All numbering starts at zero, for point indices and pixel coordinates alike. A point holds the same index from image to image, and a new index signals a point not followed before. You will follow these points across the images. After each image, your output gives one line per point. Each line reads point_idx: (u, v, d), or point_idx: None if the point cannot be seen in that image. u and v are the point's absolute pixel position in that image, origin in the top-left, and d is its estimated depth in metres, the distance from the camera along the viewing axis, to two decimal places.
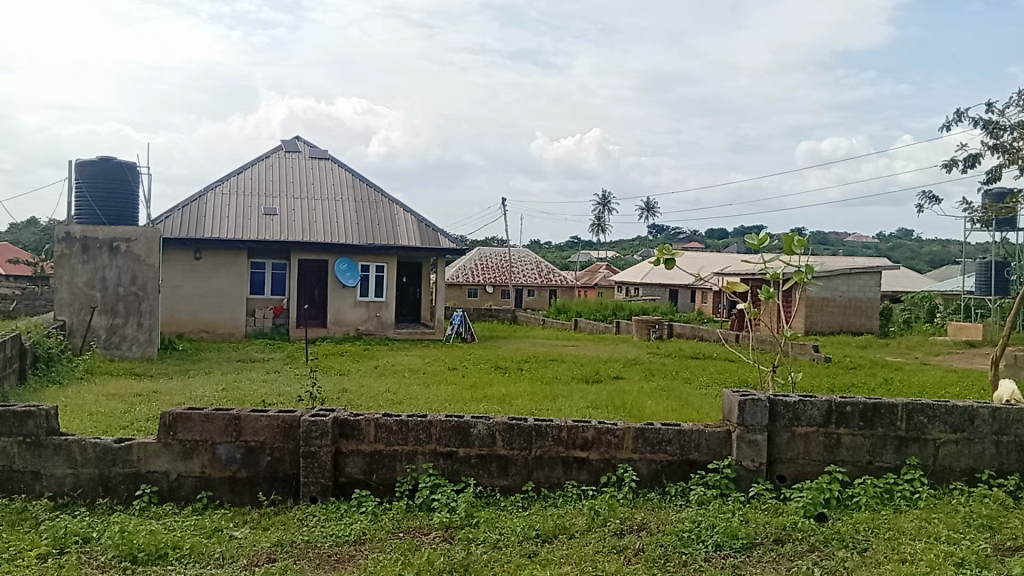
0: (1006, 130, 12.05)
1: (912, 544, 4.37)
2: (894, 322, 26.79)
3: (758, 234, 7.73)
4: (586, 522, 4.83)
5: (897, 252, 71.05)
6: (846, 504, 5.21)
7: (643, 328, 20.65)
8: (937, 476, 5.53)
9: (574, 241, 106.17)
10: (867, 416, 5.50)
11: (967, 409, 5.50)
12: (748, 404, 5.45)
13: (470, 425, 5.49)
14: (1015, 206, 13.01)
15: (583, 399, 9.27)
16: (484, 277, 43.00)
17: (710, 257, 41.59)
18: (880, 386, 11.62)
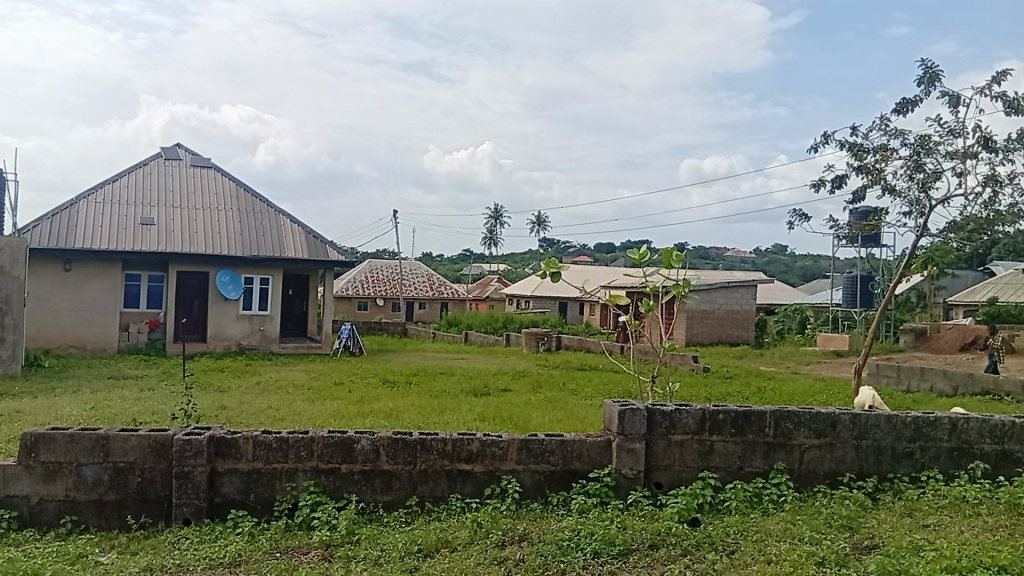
0: (869, 151, 12.77)
1: (778, 545, 4.58)
2: (769, 333, 28.11)
3: (639, 249, 8.00)
4: (468, 535, 4.84)
5: (773, 266, 74.95)
6: (718, 508, 5.42)
7: (532, 340, 20.86)
8: (802, 480, 5.83)
9: (466, 254, 106.33)
10: (738, 423, 5.75)
11: (830, 416, 5.84)
12: (627, 413, 5.61)
13: (352, 440, 5.42)
14: (877, 224, 13.83)
15: (470, 412, 9.26)
16: (374, 290, 42.54)
17: (598, 270, 42.54)
18: (753, 394, 12.14)
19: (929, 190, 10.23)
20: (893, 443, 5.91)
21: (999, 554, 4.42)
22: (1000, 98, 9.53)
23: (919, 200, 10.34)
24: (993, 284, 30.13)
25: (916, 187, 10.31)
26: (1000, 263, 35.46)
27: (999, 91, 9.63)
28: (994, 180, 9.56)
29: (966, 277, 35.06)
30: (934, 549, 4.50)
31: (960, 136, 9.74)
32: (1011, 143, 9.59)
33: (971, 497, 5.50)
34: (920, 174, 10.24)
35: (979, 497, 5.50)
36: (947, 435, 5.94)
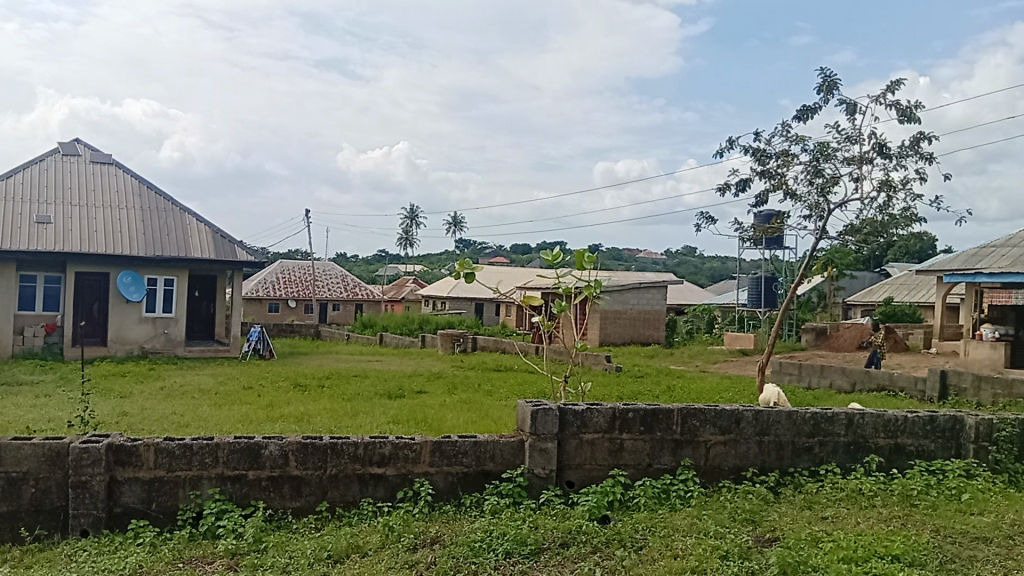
0: (771, 157, 13.24)
1: (684, 540, 4.70)
2: (679, 332, 28.85)
3: (552, 251, 8.09)
4: (379, 539, 4.79)
5: (684, 267, 76.91)
6: (627, 505, 5.52)
7: (447, 341, 20.82)
8: (708, 475, 6.00)
9: (382, 254, 105.29)
10: (647, 421, 5.88)
11: (734, 413, 6.03)
12: (540, 413, 5.66)
13: (260, 446, 5.29)
14: (779, 227, 14.36)
15: (384, 415, 9.16)
16: (286, 291, 41.66)
17: (514, 271, 42.78)
18: (663, 393, 12.43)
19: (828, 195, 10.68)
20: (794, 438, 6.14)
21: (891, 544, 4.65)
22: (894, 107, 10.02)
23: (818, 203, 10.78)
24: (888, 284, 31.68)
25: (816, 191, 10.74)
26: (894, 264, 37.31)
27: (893, 100, 10.12)
28: (887, 185, 10.06)
29: (864, 278, 36.78)
30: (832, 540, 4.70)
31: (857, 142, 10.20)
32: (903, 150, 10.10)
33: (866, 489, 5.76)
34: (819, 179, 10.68)
35: (874, 489, 5.77)
36: (844, 429, 6.21)
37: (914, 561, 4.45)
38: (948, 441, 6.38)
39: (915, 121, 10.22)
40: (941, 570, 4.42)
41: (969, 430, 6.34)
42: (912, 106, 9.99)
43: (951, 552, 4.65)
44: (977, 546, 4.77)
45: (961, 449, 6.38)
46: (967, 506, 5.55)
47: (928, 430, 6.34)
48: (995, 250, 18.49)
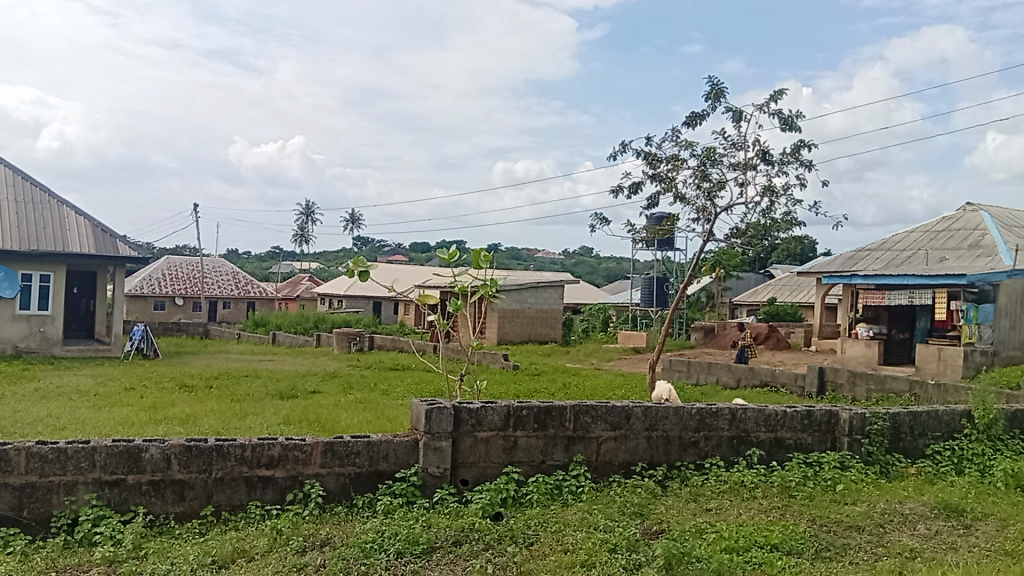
0: (661, 160, 13.62)
1: (574, 535, 4.78)
2: (575, 331, 29.33)
3: (449, 250, 8.08)
4: (267, 543, 4.67)
5: (581, 267, 78.25)
6: (520, 502, 5.57)
7: (343, 340, 20.50)
8: (599, 470, 6.12)
9: (276, 251, 102.59)
10: (540, 419, 5.96)
11: (624, 409, 6.18)
12: (434, 412, 5.64)
13: (141, 449, 5.08)
14: (669, 229, 14.80)
15: (275, 416, 8.93)
16: (173, 289, 40.03)
17: (412, 269, 42.49)
18: (559, 390, 12.62)
19: (714, 198, 11.08)
20: (681, 433, 6.34)
21: (770, 533, 4.87)
22: (776, 115, 10.48)
23: (705, 207, 11.17)
24: (772, 285, 33.13)
25: (703, 195, 11.12)
26: (778, 266, 39.10)
27: (776, 109, 10.58)
28: (770, 191, 10.52)
29: (750, 279, 38.37)
30: (715, 531, 4.89)
31: (742, 148, 10.63)
32: (785, 157, 10.58)
33: (748, 481, 6.01)
34: (706, 183, 11.07)
35: (756, 482, 6.02)
36: (728, 424, 6.46)
37: (791, 550, 4.68)
38: (824, 435, 6.73)
39: (796, 129, 10.71)
40: (816, 557, 4.65)
41: (843, 424, 6.70)
42: (793, 115, 10.47)
43: (825, 540, 4.91)
44: (848, 534, 5.06)
45: (835, 442, 6.74)
46: (841, 496, 5.87)
47: (806, 424, 6.67)
48: (868, 255, 19.63)
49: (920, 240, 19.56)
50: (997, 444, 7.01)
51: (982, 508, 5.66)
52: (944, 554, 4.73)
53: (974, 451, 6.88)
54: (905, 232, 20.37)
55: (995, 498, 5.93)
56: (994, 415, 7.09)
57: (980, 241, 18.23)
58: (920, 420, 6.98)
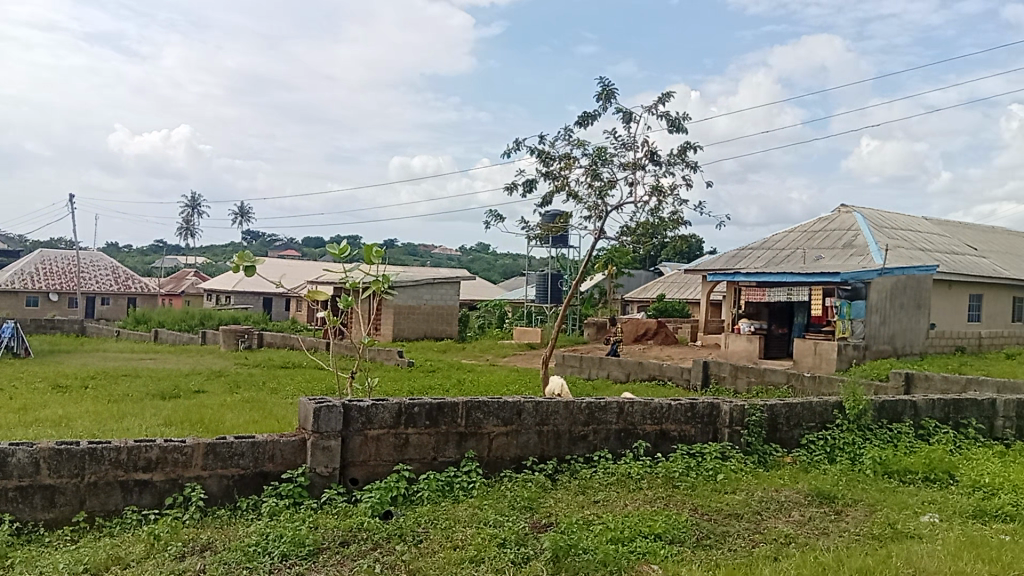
0: (554, 159, 13.79)
1: (464, 531, 4.78)
2: (471, 327, 29.37)
3: (340, 245, 7.92)
4: (144, 549, 4.47)
5: (477, 263, 78.45)
6: (411, 500, 5.53)
7: (230, 337, 19.85)
8: (491, 466, 6.16)
9: (160, 244, 98.31)
10: (432, 415, 5.94)
11: (516, 405, 6.23)
12: (322, 410, 5.53)
13: (6, 453, 4.79)
14: (563, 226, 15.00)
15: (156, 417, 8.56)
16: (47, 283, 37.77)
17: (305, 264, 41.55)
18: (453, 387, 12.61)
19: (605, 197, 11.30)
20: (570, 427, 6.45)
21: (654, 523, 5.01)
22: (664, 117, 10.79)
23: (597, 205, 11.39)
24: (661, 282, 34.13)
25: (595, 194, 11.34)
26: (667, 264, 40.30)
27: (664, 111, 10.87)
28: (658, 190, 10.82)
29: (640, 276, 39.39)
30: (602, 523, 4.99)
31: (632, 149, 10.88)
32: (672, 158, 10.90)
33: (635, 473, 6.17)
34: (597, 182, 11.28)
35: (642, 473, 6.19)
36: (615, 418, 6.62)
37: (674, 539, 4.84)
38: (707, 427, 6.98)
39: (683, 131, 11.04)
40: (697, 546, 4.82)
41: (724, 416, 6.97)
42: (680, 117, 10.79)
43: (706, 528, 5.09)
44: (729, 522, 5.26)
45: (717, 433, 7.00)
46: (722, 485, 6.10)
47: (689, 417, 6.91)
48: (751, 253, 20.47)
49: (798, 240, 20.56)
50: (865, 433, 7.43)
51: (852, 494, 6.00)
52: (816, 539, 4.99)
53: (845, 440, 7.27)
54: (785, 232, 21.36)
55: (863, 485, 6.30)
56: (863, 406, 7.49)
57: (853, 241, 19.32)
58: (795, 412, 7.33)
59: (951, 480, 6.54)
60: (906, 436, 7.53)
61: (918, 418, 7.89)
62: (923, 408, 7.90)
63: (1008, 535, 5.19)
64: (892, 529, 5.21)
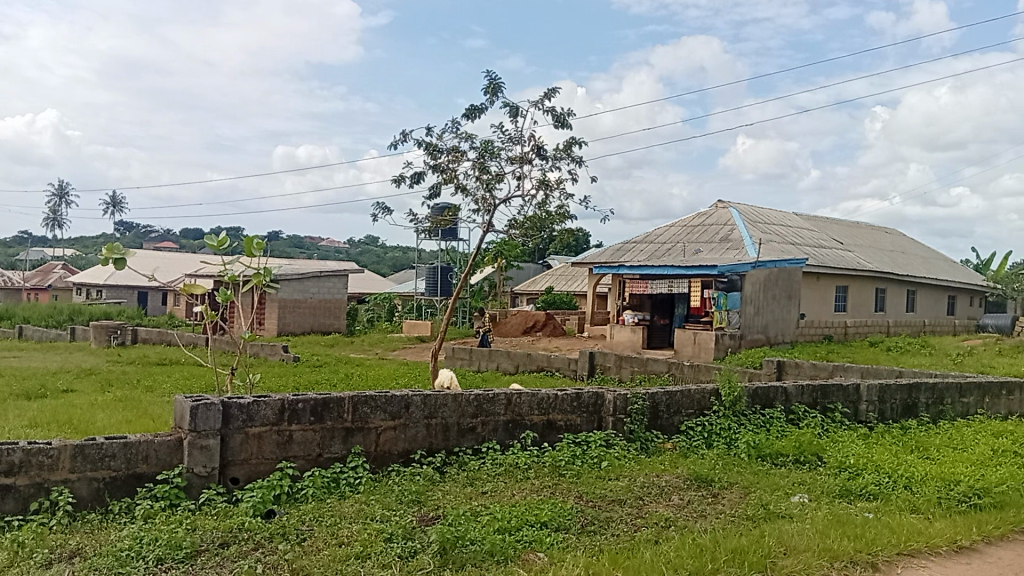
0: (442, 151, 13.74)
1: (350, 527, 4.73)
2: (359, 321, 28.95)
3: (218, 237, 7.63)
4: (6, 557, 4.19)
5: (366, 256, 77.41)
6: (294, 498, 5.41)
7: (102, 334, 18.85)
8: (378, 461, 6.10)
9: (24, 236, 92.20)
10: (316, 411, 5.83)
11: (403, 398, 6.20)
12: (200, 408, 5.33)
13: None
14: (451, 219, 14.97)
15: (18, 418, 8.05)
16: None
17: (184, 257, 39.91)
18: (340, 381, 12.40)
19: (493, 190, 11.36)
20: (458, 419, 6.47)
21: (541, 512, 5.09)
22: (550, 112, 10.94)
23: (485, 198, 11.43)
24: (549, 275, 34.64)
25: (482, 187, 11.38)
26: (555, 257, 40.97)
27: (549, 106, 11.00)
28: (544, 184, 10.96)
29: (529, 269, 39.88)
30: (489, 513, 5.04)
31: (519, 143, 10.98)
32: (558, 153, 11.06)
33: (522, 463, 6.25)
34: (485, 175, 11.33)
35: (529, 463, 6.28)
36: (503, 409, 6.68)
37: (559, 526, 4.93)
38: (592, 416, 7.15)
39: (569, 127, 11.21)
40: (582, 532, 4.93)
41: (609, 405, 7.16)
42: (566, 112, 10.96)
43: (590, 514, 5.22)
44: (612, 508, 5.41)
45: (602, 421, 7.18)
46: (606, 472, 6.27)
47: (575, 406, 7.06)
48: (635, 247, 21.05)
49: (679, 234, 21.30)
50: (741, 419, 7.79)
51: (728, 477, 6.28)
52: (695, 521, 5.20)
53: (721, 425, 7.60)
54: (667, 226, 22.08)
55: (739, 468, 6.61)
56: (738, 393, 7.84)
57: (730, 235, 20.18)
58: (675, 399, 7.60)
59: (819, 462, 6.94)
60: (778, 421, 7.94)
61: (789, 404, 8.31)
62: (794, 393, 8.33)
63: (870, 513, 5.55)
64: (765, 510, 5.49)
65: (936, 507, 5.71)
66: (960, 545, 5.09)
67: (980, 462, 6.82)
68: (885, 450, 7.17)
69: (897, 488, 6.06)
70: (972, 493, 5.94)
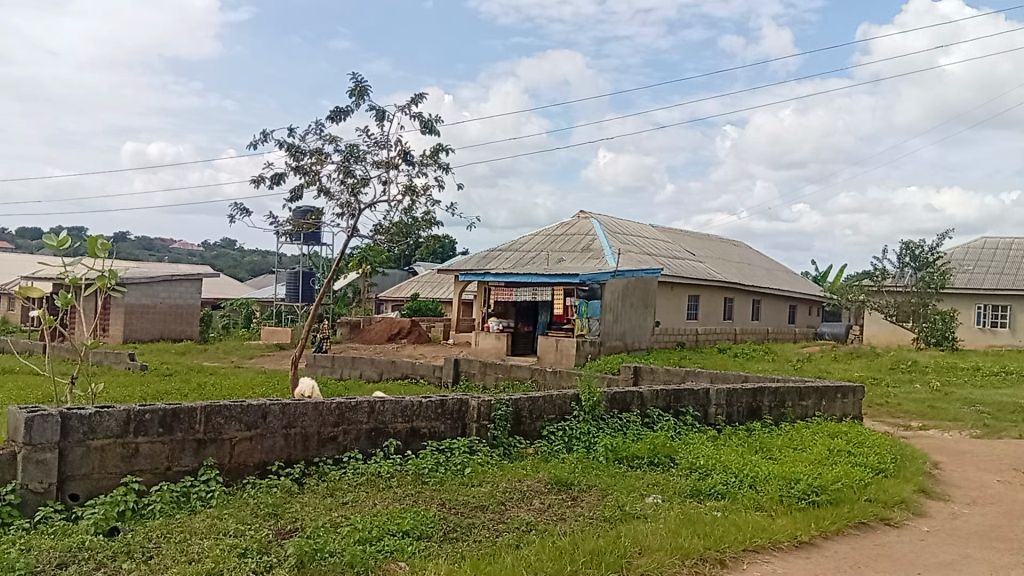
0: (305, 153, 13.39)
1: (200, 543, 4.51)
2: (214, 328, 27.72)
3: (58, 236, 7.10)
4: None
5: (222, 260, 74.33)
6: (140, 514, 5.11)
7: None
8: (232, 473, 5.86)
9: None
10: (165, 422, 5.54)
11: (260, 407, 5.99)
12: (36, 420, 4.95)
13: None
14: (313, 223, 14.61)
15: None
16: None
17: (19, 258, 37.01)
18: (192, 390, 11.81)
19: (358, 194, 11.19)
20: (319, 429, 6.31)
21: (403, 520, 5.04)
22: (417, 118, 10.90)
23: (349, 202, 11.24)
24: (414, 282, 34.47)
25: (347, 191, 11.18)
26: (420, 264, 40.82)
27: (416, 112, 10.95)
28: (411, 190, 10.90)
29: (394, 276, 39.53)
30: (349, 524, 4.94)
31: (384, 147, 10.87)
32: (425, 159, 11.03)
33: (384, 472, 6.17)
34: (350, 179, 11.14)
35: (391, 471, 6.21)
36: (366, 417, 6.57)
37: (421, 534, 4.90)
38: (456, 423, 7.15)
39: (435, 133, 11.20)
40: (444, 540, 4.91)
41: (472, 411, 7.19)
42: (433, 119, 10.94)
43: (453, 522, 5.21)
44: (474, 514, 5.43)
45: (465, 428, 7.19)
46: (469, 479, 6.29)
47: (439, 413, 7.04)
48: (500, 255, 21.29)
49: (543, 243, 21.72)
50: (599, 423, 8.01)
51: (586, 480, 6.44)
52: (554, 525, 5.30)
53: (581, 429, 7.78)
54: (531, 235, 22.47)
55: (596, 471, 6.79)
56: (597, 398, 8.06)
57: (590, 245, 20.77)
58: (537, 405, 7.73)
59: (672, 463, 7.24)
60: (634, 425, 8.23)
61: (644, 408, 8.63)
62: (648, 398, 8.65)
63: (719, 512, 5.85)
64: (622, 511, 5.67)
65: (778, 505, 6.08)
66: (799, 540, 5.46)
67: (817, 461, 7.33)
68: (732, 451, 7.58)
69: (742, 487, 6.41)
70: (811, 490, 6.37)
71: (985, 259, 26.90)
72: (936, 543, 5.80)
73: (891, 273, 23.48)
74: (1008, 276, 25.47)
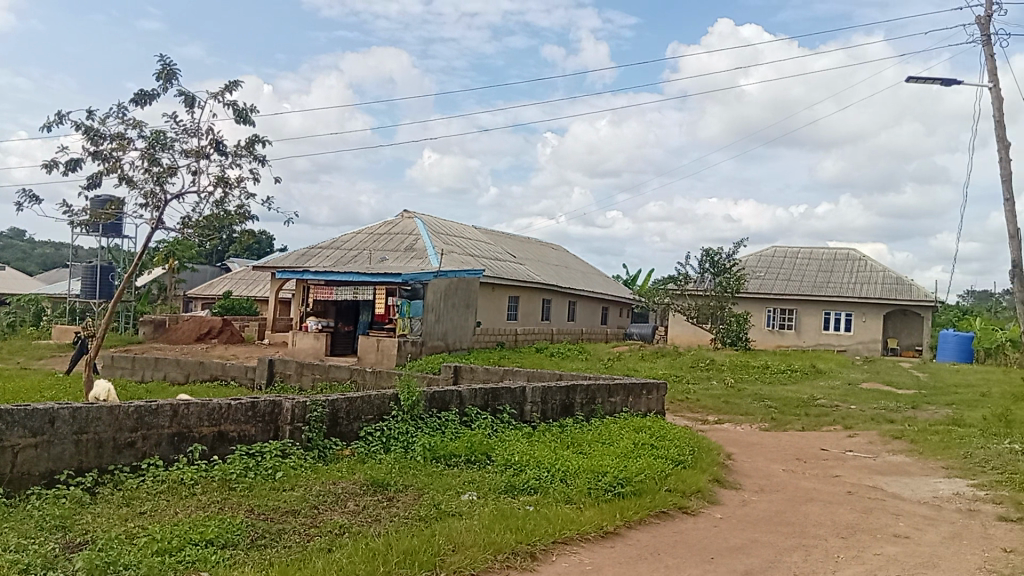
0: (104, 138, 12.46)
1: None
2: None
3: None
4: None
5: (5, 251, 67.43)
6: None
7: None
8: (14, 484, 5.36)
9: None
10: None
11: (48, 412, 5.52)
12: None
13: None
14: (113, 213, 13.60)
15: None
16: None
17: None
18: None
19: (164, 184, 10.54)
20: (114, 435, 5.89)
21: (207, 529, 4.80)
22: (231, 106, 10.41)
23: (153, 193, 10.56)
24: (226, 279, 32.93)
25: (151, 180, 10.50)
26: (233, 260, 39.06)
27: (230, 100, 10.46)
28: (224, 182, 10.40)
29: (204, 272, 37.55)
30: (147, 534, 4.65)
31: (195, 136, 10.30)
32: (240, 150, 10.57)
33: (187, 479, 5.85)
34: (155, 167, 10.47)
35: (195, 478, 5.90)
36: (168, 421, 6.21)
37: (227, 543, 4.69)
38: (267, 426, 6.91)
39: (251, 124, 10.75)
40: (251, 547, 4.72)
41: (285, 413, 6.96)
42: (249, 108, 10.50)
43: (261, 528, 5.03)
44: (285, 519, 5.27)
45: (278, 431, 6.96)
46: (280, 483, 6.08)
47: (250, 416, 6.77)
48: (321, 252, 20.78)
49: (366, 241, 21.42)
50: (417, 422, 7.98)
51: (403, 480, 6.42)
52: (368, 527, 5.24)
53: (398, 430, 7.74)
54: (353, 233, 22.11)
55: (414, 470, 6.79)
56: (416, 397, 8.03)
57: (413, 245, 20.72)
58: (354, 406, 7.61)
59: (487, 460, 7.36)
60: (452, 424, 8.29)
61: (462, 407, 8.73)
62: (467, 397, 8.76)
63: (530, 506, 6.02)
64: (436, 509, 5.70)
65: (586, 497, 6.35)
66: (605, 530, 5.72)
67: (623, 455, 7.71)
68: (545, 447, 7.82)
69: (554, 481, 6.63)
70: (617, 482, 6.70)
71: (775, 267, 29.42)
72: (728, 529, 6.27)
73: (694, 277, 25.19)
74: (795, 282, 28.01)
